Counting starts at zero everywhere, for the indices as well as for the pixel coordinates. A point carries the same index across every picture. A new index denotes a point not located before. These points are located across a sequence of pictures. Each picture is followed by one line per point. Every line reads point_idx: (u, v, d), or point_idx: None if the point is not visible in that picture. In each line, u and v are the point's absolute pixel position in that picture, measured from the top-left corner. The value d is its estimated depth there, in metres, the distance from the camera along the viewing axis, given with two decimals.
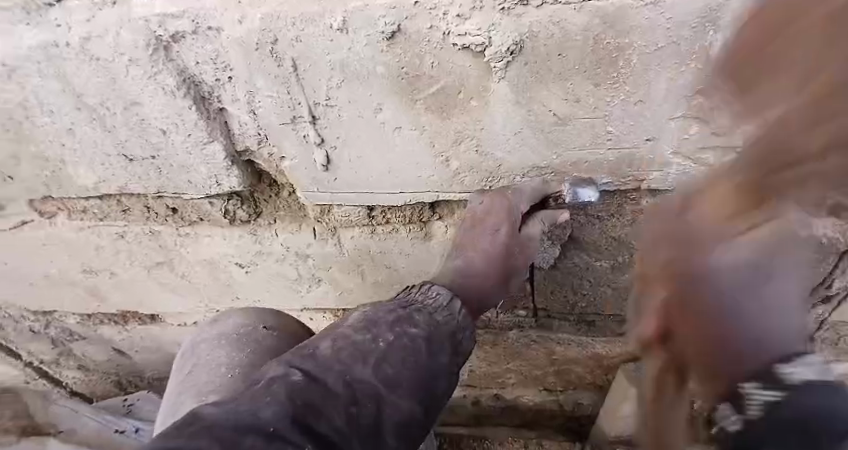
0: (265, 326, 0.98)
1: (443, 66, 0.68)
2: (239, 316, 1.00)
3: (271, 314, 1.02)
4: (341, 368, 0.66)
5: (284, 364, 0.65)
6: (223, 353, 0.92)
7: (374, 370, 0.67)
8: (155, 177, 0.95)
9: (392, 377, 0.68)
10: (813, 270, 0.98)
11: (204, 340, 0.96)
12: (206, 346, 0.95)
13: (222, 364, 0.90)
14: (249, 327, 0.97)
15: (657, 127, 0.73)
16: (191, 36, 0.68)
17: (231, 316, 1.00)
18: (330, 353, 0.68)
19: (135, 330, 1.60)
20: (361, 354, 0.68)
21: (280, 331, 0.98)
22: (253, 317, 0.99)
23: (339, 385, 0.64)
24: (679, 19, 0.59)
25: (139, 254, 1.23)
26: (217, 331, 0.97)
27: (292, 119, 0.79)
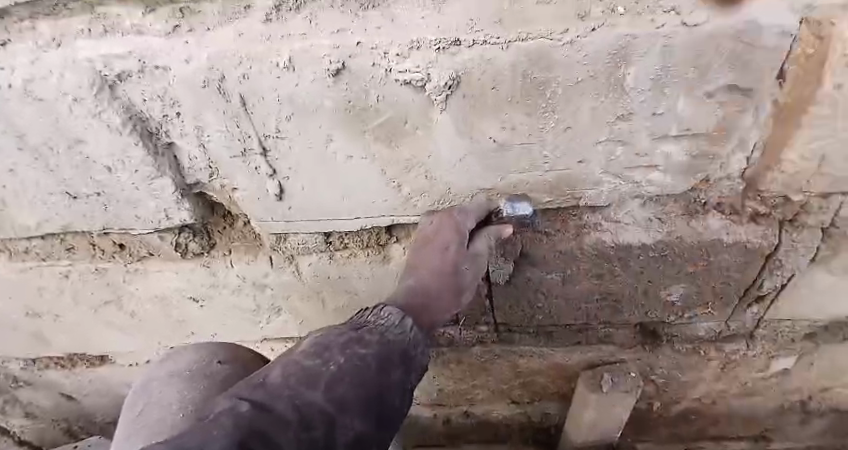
0: (218, 360, 0.97)
1: (388, 99, 0.72)
2: (189, 353, 0.99)
3: (221, 348, 1.02)
4: (291, 393, 0.66)
5: (230, 397, 0.64)
6: (174, 390, 0.91)
7: (325, 392, 0.67)
8: (101, 214, 0.95)
9: (343, 398, 0.67)
10: (742, 274, 1.06)
11: (155, 378, 0.95)
12: (156, 384, 0.93)
13: (174, 401, 0.89)
14: (201, 363, 0.96)
15: (587, 150, 0.80)
16: (137, 75, 0.69)
17: (183, 352, 1.00)
18: (279, 381, 0.68)
19: (84, 372, 1.54)
20: (310, 379, 0.68)
21: (233, 362, 0.98)
22: (204, 352, 0.99)
23: (289, 411, 0.62)
24: (593, 56, 0.65)
25: (86, 294, 1.19)
26: (167, 370, 0.96)
27: (242, 151, 0.81)
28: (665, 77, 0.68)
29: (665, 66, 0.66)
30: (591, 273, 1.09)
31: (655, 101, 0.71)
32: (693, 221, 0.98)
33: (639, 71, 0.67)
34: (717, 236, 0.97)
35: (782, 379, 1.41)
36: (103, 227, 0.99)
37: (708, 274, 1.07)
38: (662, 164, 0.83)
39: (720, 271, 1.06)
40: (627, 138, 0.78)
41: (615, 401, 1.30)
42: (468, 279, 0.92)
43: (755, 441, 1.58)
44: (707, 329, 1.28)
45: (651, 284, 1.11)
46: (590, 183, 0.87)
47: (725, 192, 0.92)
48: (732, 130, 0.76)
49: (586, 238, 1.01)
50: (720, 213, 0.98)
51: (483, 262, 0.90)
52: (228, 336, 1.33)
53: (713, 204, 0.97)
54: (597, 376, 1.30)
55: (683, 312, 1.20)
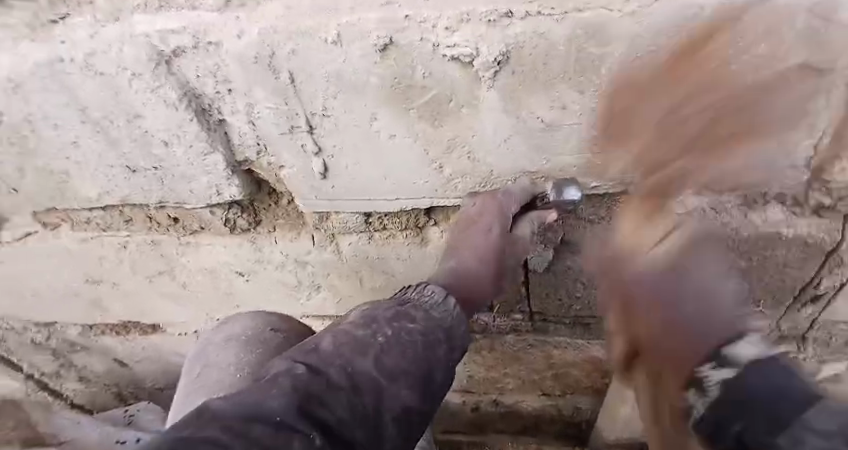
0: (271, 328, 1.00)
1: (435, 76, 0.71)
2: (248, 318, 1.02)
3: (277, 317, 1.04)
4: (343, 361, 0.68)
5: (286, 359, 0.67)
6: (231, 352, 0.95)
7: (375, 362, 0.69)
8: (157, 188, 0.98)
9: (392, 369, 0.70)
10: (799, 269, 1.01)
11: (212, 342, 0.99)
12: (214, 347, 0.97)
13: (228, 364, 0.92)
14: (257, 330, 0.98)
15: (640, 132, 0.76)
16: (191, 51, 0.70)
17: (242, 316, 1.02)
18: (330, 349, 0.70)
19: (135, 340, 1.62)
20: (360, 348, 0.70)
21: (287, 331, 1.00)
22: (260, 319, 1.01)
23: (342, 378, 0.66)
24: (654, 28, 0.62)
25: (141, 264, 1.25)
26: (225, 334, 0.99)
27: (289, 129, 0.82)
28: (731, 51, 0.63)
29: (732, 39, 0.62)
30: None
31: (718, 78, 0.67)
32: (750, 213, 0.93)
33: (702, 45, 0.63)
34: (776, 228, 0.94)
35: (836, 384, 1.34)
36: (159, 201, 1.02)
37: (762, 268, 1.02)
38: (720, 149, 0.79)
39: (775, 266, 1.01)
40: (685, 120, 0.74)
41: None
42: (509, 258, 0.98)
43: None
44: (757, 328, 1.22)
45: None
46: (642, 168, 0.83)
47: (788, 183, 0.86)
48: (802, 114, 0.71)
49: None
50: (782, 204, 0.91)
51: (524, 243, 0.95)
52: (269, 312, 1.37)
53: (774, 196, 0.90)
54: None
55: None
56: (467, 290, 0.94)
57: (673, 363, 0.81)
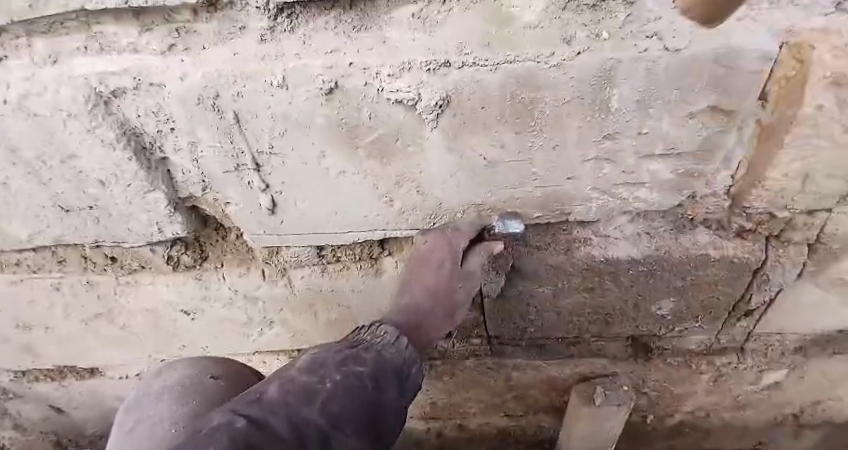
0: (210, 375, 0.97)
1: (379, 117, 0.73)
2: (184, 367, 0.99)
3: (213, 361, 1.02)
4: (288, 410, 0.68)
5: (227, 412, 0.65)
6: (165, 405, 0.91)
7: (320, 408, 0.69)
8: (93, 226, 0.95)
9: (338, 414, 0.70)
10: (731, 288, 1.08)
11: (147, 393, 0.95)
12: (148, 399, 0.93)
13: (162, 417, 0.89)
14: (191, 378, 0.96)
15: (576, 168, 0.82)
16: (132, 92, 0.70)
17: (177, 365, 1.00)
18: (276, 396, 0.70)
19: (74, 385, 1.53)
20: (307, 395, 0.70)
21: (226, 377, 0.98)
22: (196, 367, 0.99)
23: (285, 426, 0.65)
24: (580, 77, 0.67)
25: (77, 306, 1.19)
26: (160, 385, 0.96)
27: (235, 167, 0.82)
28: (650, 98, 0.69)
29: (648, 87, 0.68)
30: (581, 287, 1.11)
31: (641, 119, 0.73)
32: (680, 237, 1.01)
33: (624, 90, 0.68)
34: (705, 251, 1.00)
35: (775, 393, 1.43)
36: (96, 240, 0.99)
37: (696, 289, 1.09)
38: (649, 181, 0.85)
39: (708, 286, 1.08)
40: (615, 157, 0.79)
41: (607, 416, 1.32)
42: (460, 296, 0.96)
43: None
44: (698, 342, 1.29)
45: (640, 298, 1.13)
46: (579, 199, 0.89)
47: (711, 207, 0.94)
48: (717, 148, 0.80)
49: (576, 253, 1.03)
50: (709, 228, 1.01)
51: (478, 278, 0.93)
52: (219, 349, 1.33)
53: (701, 220, 1.00)
54: (589, 389, 1.31)
55: (673, 326, 1.22)
56: (416, 328, 0.96)
57: None
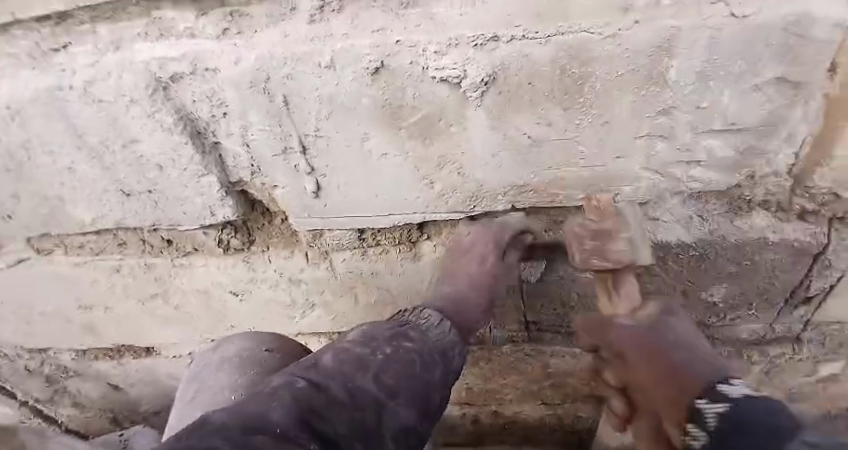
0: (266, 349, 0.99)
1: (424, 96, 0.73)
2: (244, 340, 1.02)
3: (271, 336, 1.04)
4: (344, 376, 0.70)
5: (287, 375, 0.69)
6: (225, 376, 0.95)
7: (373, 377, 0.71)
8: (151, 210, 0.99)
9: (390, 383, 0.72)
10: (789, 273, 1.03)
11: (207, 364, 0.99)
12: (208, 370, 0.97)
13: (227, 386, 0.92)
14: (251, 351, 0.98)
15: (626, 147, 0.79)
16: (189, 76, 0.72)
17: (236, 338, 1.03)
18: (332, 363, 0.72)
19: (130, 363, 1.61)
20: (360, 365, 0.72)
21: (281, 351, 1.00)
22: (253, 339, 1.01)
23: (342, 391, 0.68)
24: (637, 49, 0.64)
25: (134, 287, 1.25)
26: (221, 356, 0.99)
27: (283, 150, 0.83)
28: (710, 69, 0.66)
29: (711, 57, 0.64)
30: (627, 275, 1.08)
31: (698, 94, 0.70)
32: (736, 220, 0.96)
33: (682, 63, 0.65)
34: (762, 235, 0.96)
35: (831, 385, 1.37)
36: (153, 224, 1.04)
37: (752, 273, 1.04)
38: (704, 159, 0.81)
39: (765, 270, 1.03)
40: (668, 133, 0.76)
41: None
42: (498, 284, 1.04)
43: None
44: (751, 331, 1.25)
45: (690, 284, 1.09)
46: (629, 178, 0.86)
47: (771, 188, 0.88)
48: (782, 123, 0.74)
49: None
50: (766, 211, 0.95)
51: (514, 269, 1.04)
52: (264, 330, 1.37)
53: (758, 203, 0.93)
54: None
55: (724, 312, 1.18)
56: (461, 314, 0.99)
57: None
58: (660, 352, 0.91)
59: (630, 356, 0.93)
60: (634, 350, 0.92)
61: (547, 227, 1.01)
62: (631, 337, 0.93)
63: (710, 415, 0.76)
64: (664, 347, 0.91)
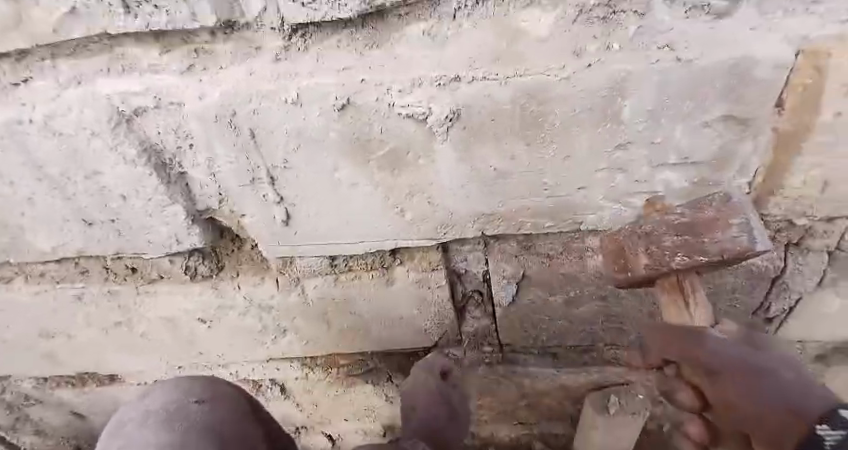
0: (195, 401, 0.77)
1: (391, 131, 0.73)
2: (169, 390, 0.79)
3: (201, 386, 0.81)
4: None
5: None
6: (144, 433, 0.68)
7: None
8: (115, 239, 0.98)
9: None
10: (747, 295, 1.08)
11: (129, 420, 0.73)
12: (127, 429, 0.70)
13: (144, 444, 0.66)
14: (175, 404, 0.75)
15: (587, 179, 0.82)
16: (152, 110, 0.72)
17: (159, 388, 0.80)
18: None
19: (94, 391, 1.57)
20: None
21: (216, 403, 0.78)
22: (183, 389, 0.79)
23: None
24: (592, 88, 0.67)
25: (98, 315, 1.23)
26: (143, 409, 0.74)
27: (250, 181, 0.83)
28: (662, 108, 0.69)
29: (661, 98, 0.68)
30: (595, 295, 1.11)
31: (652, 132, 0.73)
32: None
33: (634, 102, 0.68)
34: None
35: None
36: (117, 251, 1.02)
37: (712, 296, 1.09)
38: (662, 190, 0.84)
39: (725, 293, 1.07)
40: (625, 166, 0.79)
41: (623, 424, 1.29)
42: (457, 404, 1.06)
43: None
44: None
45: (654, 307, 1.12)
46: (591, 208, 0.89)
47: None
48: (731, 157, 0.78)
49: (588, 260, 1.06)
50: None
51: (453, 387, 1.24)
52: (235, 356, 1.35)
53: None
54: (603, 398, 1.30)
55: None
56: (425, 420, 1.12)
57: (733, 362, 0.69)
58: (760, 379, 0.67)
59: (724, 378, 0.69)
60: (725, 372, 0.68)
61: (517, 250, 1.07)
62: (732, 359, 0.69)
63: (827, 439, 0.56)
64: (758, 371, 0.67)
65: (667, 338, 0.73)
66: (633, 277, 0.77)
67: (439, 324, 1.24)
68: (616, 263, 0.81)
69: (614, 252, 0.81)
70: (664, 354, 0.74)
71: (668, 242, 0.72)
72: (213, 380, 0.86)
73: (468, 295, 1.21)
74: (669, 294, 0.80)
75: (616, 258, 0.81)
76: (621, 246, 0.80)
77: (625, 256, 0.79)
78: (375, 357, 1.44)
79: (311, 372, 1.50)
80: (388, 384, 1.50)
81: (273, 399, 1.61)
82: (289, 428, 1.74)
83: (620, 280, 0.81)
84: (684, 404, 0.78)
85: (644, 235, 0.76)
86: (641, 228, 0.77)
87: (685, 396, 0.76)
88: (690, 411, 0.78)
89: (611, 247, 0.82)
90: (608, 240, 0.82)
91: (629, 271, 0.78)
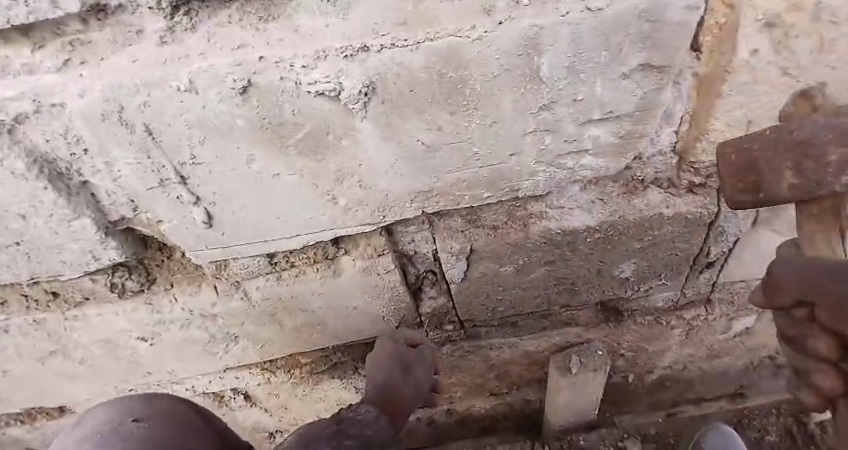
0: (133, 419, 0.70)
1: (304, 112, 0.69)
2: (104, 410, 0.72)
3: (140, 401, 0.75)
4: None
5: None
6: None
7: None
8: (25, 263, 0.89)
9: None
10: (687, 243, 1.10)
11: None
12: None
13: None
14: (110, 425, 0.68)
15: (518, 143, 0.80)
16: (34, 116, 0.64)
17: (93, 410, 0.73)
18: None
19: (45, 426, 1.48)
20: None
21: (155, 421, 0.71)
22: (119, 408, 0.72)
23: None
24: (507, 48, 0.64)
25: (28, 347, 1.14)
26: (76, 436, 0.67)
27: (159, 182, 0.77)
28: (579, 62, 0.68)
29: (578, 52, 0.66)
30: (544, 260, 1.10)
31: (574, 89, 0.72)
32: (633, 199, 1.00)
33: (552, 59, 0.67)
34: (658, 210, 1.01)
35: (746, 338, 1.49)
36: (31, 276, 0.93)
37: (655, 247, 1.10)
38: (591, 147, 0.84)
39: (666, 243, 1.09)
40: (554, 126, 0.78)
41: (585, 381, 1.33)
42: (419, 376, 1.11)
43: (732, 398, 1.67)
44: (665, 298, 1.33)
45: (601, 264, 1.13)
46: (526, 174, 0.87)
47: (660, 168, 0.97)
48: (657, 105, 0.79)
49: (533, 227, 1.03)
50: (659, 188, 1.00)
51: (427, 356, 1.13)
52: (187, 369, 1.29)
53: (651, 181, 1.00)
54: (565, 358, 1.32)
55: (638, 285, 1.23)
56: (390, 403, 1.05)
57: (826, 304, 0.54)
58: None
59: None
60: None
61: (462, 225, 1.04)
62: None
63: None
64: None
65: (817, 287, 0.55)
66: (768, 199, 0.57)
67: (395, 309, 1.22)
68: (741, 182, 0.59)
69: (735, 165, 0.59)
70: (805, 294, 0.56)
71: (830, 157, 0.49)
72: (154, 393, 0.79)
73: (421, 275, 1.19)
74: (812, 223, 0.59)
75: (738, 175, 0.59)
76: (751, 158, 0.57)
77: (756, 175, 0.57)
78: (337, 352, 1.40)
79: (272, 376, 1.44)
80: (356, 376, 1.44)
81: (237, 407, 1.56)
82: (261, 432, 1.69)
83: (734, 199, 0.62)
84: (810, 351, 0.60)
85: (795, 146, 0.51)
86: (785, 132, 0.53)
87: (822, 347, 0.58)
88: (818, 361, 0.59)
89: (730, 160, 0.59)
90: (728, 150, 0.59)
91: (763, 194, 0.57)
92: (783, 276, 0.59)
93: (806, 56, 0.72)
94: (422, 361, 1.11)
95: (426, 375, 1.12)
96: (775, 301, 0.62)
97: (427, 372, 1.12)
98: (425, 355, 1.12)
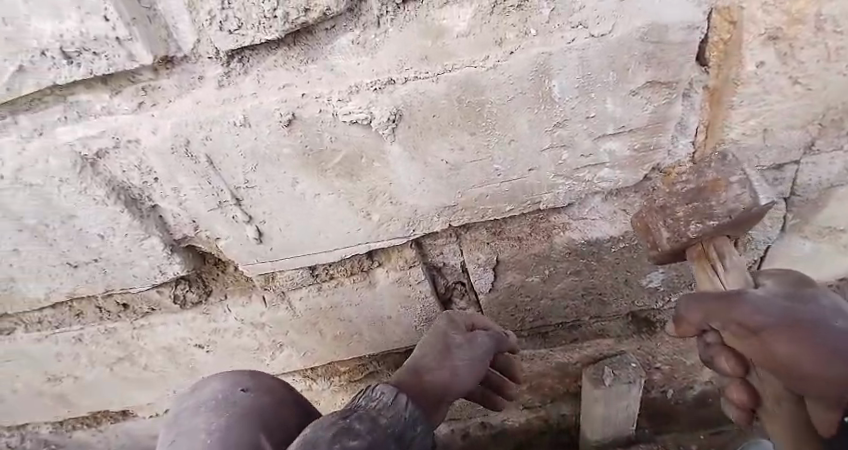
0: (241, 389, 0.79)
1: (341, 138, 0.77)
2: (220, 378, 0.82)
3: (250, 374, 0.84)
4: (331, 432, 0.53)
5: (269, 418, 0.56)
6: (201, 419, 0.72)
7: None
8: (101, 277, 1.02)
9: None
10: None
11: (188, 405, 0.76)
12: (188, 413, 0.74)
13: (198, 432, 0.69)
14: (225, 392, 0.78)
15: (535, 158, 0.86)
16: (113, 150, 0.76)
17: (213, 377, 0.83)
18: None
19: (110, 427, 1.65)
20: None
21: (260, 392, 0.79)
22: (233, 378, 0.81)
23: None
24: (522, 74, 0.71)
25: (100, 354, 1.27)
26: (196, 398, 0.77)
27: (218, 204, 0.87)
28: (588, 83, 0.74)
29: (585, 75, 0.73)
30: (568, 271, 1.14)
31: (586, 105, 0.78)
32: None
33: (561, 82, 0.73)
34: None
35: None
36: (107, 289, 1.06)
37: None
38: (608, 161, 0.89)
39: None
40: (571, 141, 0.84)
41: (620, 392, 1.33)
42: (462, 365, 0.99)
43: None
44: None
45: (628, 274, 1.16)
46: (546, 187, 0.93)
47: None
48: (668, 120, 0.83)
49: (556, 239, 1.08)
50: None
51: (477, 345, 1.01)
52: None
53: None
54: (598, 371, 1.32)
55: (669, 296, 1.25)
56: (419, 388, 0.94)
57: (721, 325, 0.67)
58: (804, 331, 0.64)
59: (768, 338, 0.65)
60: (772, 328, 0.64)
61: (488, 237, 1.10)
62: (777, 317, 0.65)
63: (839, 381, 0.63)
64: (810, 323, 0.65)
65: (707, 312, 0.68)
66: (662, 252, 0.79)
67: (427, 319, 1.27)
68: (649, 241, 0.82)
69: (644, 230, 0.83)
70: (704, 322, 0.70)
71: (680, 213, 0.73)
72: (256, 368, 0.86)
73: (451, 286, 1.25)
74: (699, 264, 0.76)
75: (646, 235, 0.82)
76: (647, 223, 0.81)
77: (651, 233, 0.80)
78: (374, 361, 1.47)
79: (314, 383, 1.53)
80: None
81: None
82: None
83: (653, 258, 0.84)
84: (723, 371, 0.76)
85: (660, 210, 0.77)
86: (653, 203, 0.79)
87: (727, 364, 0.74)
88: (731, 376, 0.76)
89: (640, 224, 0.83)
90: (638, 220, 0.83)
91: (659, 248, 0.79)
92: (686, 311, 0.73)
93: (815, 67, 0.76)
94: (474, 346, 1.01)
95: (471, 365, 0.99)
96: (687, 328, 0.74)
97: (477, 361, 1.00)
98: (479, 342, 1.02)
